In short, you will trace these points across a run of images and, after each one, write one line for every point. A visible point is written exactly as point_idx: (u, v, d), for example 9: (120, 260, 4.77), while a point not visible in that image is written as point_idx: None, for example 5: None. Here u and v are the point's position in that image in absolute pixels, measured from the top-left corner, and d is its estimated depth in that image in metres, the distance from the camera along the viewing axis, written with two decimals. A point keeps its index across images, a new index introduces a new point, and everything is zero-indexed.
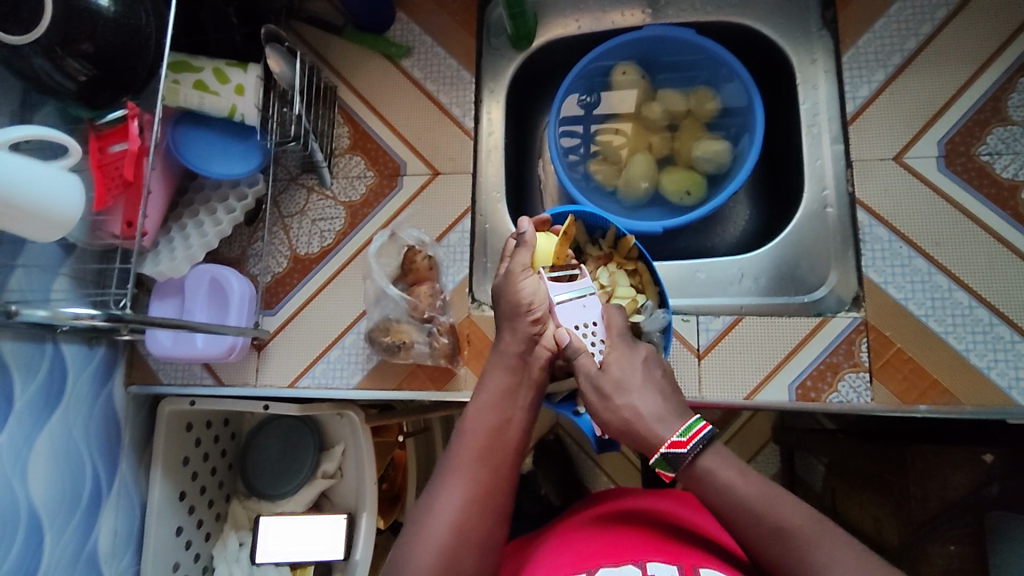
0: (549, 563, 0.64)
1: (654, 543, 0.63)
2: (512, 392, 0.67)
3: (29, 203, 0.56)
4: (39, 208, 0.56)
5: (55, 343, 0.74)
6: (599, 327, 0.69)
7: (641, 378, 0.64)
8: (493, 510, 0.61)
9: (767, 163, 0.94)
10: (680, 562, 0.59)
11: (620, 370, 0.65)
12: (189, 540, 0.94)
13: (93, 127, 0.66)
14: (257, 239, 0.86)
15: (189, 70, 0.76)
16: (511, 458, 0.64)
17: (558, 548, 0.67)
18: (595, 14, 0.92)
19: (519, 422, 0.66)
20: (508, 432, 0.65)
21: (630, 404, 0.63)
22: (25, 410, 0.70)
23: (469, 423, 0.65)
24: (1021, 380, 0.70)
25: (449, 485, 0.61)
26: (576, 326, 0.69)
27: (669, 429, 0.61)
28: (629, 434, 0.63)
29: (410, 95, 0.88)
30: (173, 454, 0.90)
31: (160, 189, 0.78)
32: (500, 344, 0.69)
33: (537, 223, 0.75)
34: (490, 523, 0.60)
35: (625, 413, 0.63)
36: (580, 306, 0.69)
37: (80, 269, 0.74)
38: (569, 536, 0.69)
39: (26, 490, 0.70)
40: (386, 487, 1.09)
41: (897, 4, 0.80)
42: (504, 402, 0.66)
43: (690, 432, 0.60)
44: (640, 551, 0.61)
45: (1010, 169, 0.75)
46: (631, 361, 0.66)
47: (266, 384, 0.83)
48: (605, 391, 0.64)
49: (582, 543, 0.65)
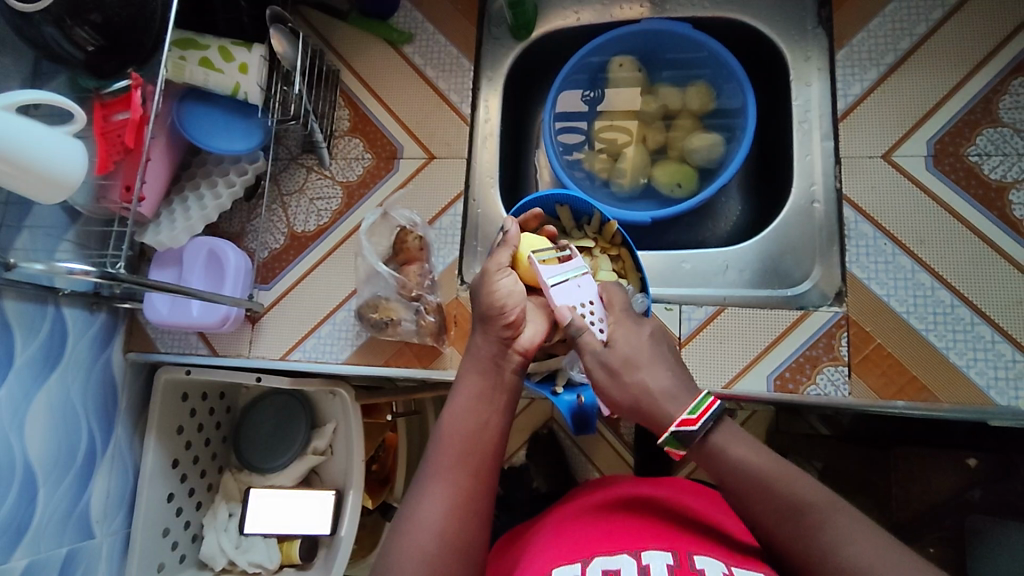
0: (541, 555, 0.62)
1: (648, 530, 0.62)
2: (489, 394, 0.65)
3: (38, 163, 0.58)
4: (45, 171, 0.59)
5: (57, 306, 0.77)
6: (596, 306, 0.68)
7: (651, 353, 0.62)
8: (477, 513, 0.59)
9: (761, 160, 0.95)
10: (676, 549, 0.57)
11: (628, 348, 0.63)
12: (179, 507, 0.96)
13: (98, 97, 0.69)
14: (255, 216, 0.88)
15: (195, 47, 0.78)
16: (491, 461, 0.62)
17: (554, 539, 0.65)
18: (595, 6, 0.93)
19: (496, 426, 0.64)
20: (488, 434, 0.63)
21: (639, 381, 0.60)
22: (24, 367, 0.72)
23: (448, 427, 0.63)
24: (1000, 380, 0.70)
25: (432, 489, 0.59)
26: (575, 306, 0.67)
27: (679, 407, 0.58)
28: (640, 413, 0.60)
29: (410, 80, 0.90)
30: (168, 422, 0.92)
31: (164, 161, 0.80)
32: (473, 346, 0.68)
33: (526, 217, 0.76)
34: (476, 524, 0.58)
35: (633, 392, 0.60)
36: (575, 286, 0.68)
37: (84, 234, 0.76)
38: (566, 526, 0.67)
39: (23, 446, 0.73)
40: (377, 469, 1.11)
41: (893, 4, 0.81)
42: (482, 405, 0.64)
43: (700, 408, 0.57)
44: (637, 540, 0.59)
45: (999, 171, 0.75)
46: (637, 339, 0.64)
47: (258, 356, 0.85)
48: (614, 368, 0.62)
49: (576, 530, 0.65)
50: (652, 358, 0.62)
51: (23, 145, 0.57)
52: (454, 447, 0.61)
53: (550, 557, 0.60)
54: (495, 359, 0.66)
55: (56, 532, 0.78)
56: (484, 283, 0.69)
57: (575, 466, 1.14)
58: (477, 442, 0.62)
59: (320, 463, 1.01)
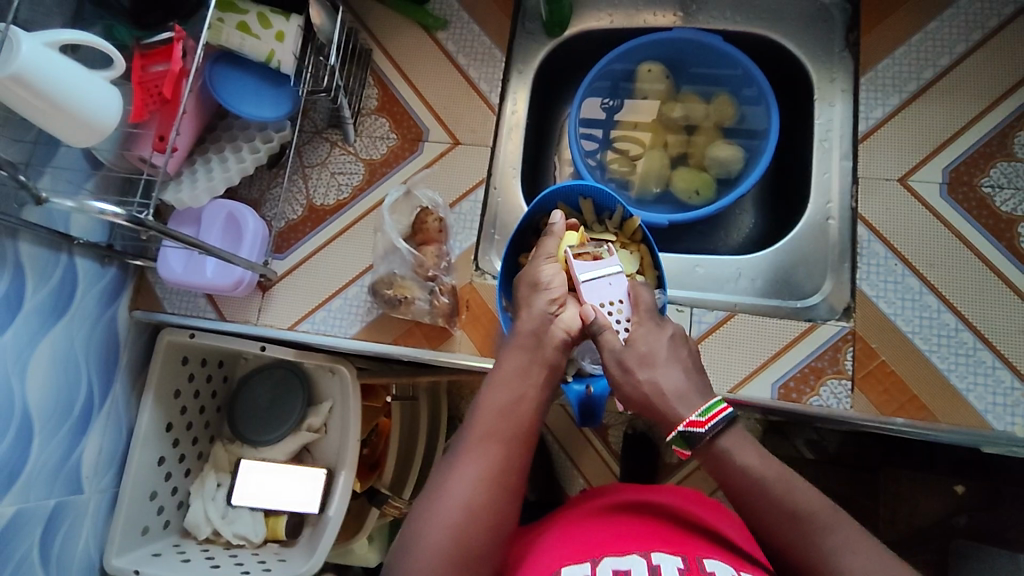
0: (548, 552, 0.63)
1: (656, 535, 0.62)
2: (513, 380, 0.66)
3: (79, 108, 0.59)
4: (85, 114, 0.60)
5: (70, 254, 0.76)
6: (625, 305, 0.71)
7: (666, 353, 0.65)
8: (509, 488, 0.60)
9: (778, 177, 0.97)
10: (685, 553, 0.58)
11: (645, 345, 0.65)
12: (169, 472, 0.95)
13: (139, 45, 0.69)
14: (276, 184, 0.88)
15: (235, 11, 0.79)
16: (516, 436, 0.63)
17: (558, 538, 0.65)
18: (628, 11, 0.95)
19: (519, 412, 0.64)
20: (526, 407, 0.65)
21: (655, 379, 0.63)
22: (33, 312, 0.72)
23: (479, 410, 0.64)
24: (998, 405, 0.72)
25: (458, 469, 0.60)
26: (602, 304, 0.71)
27: (689, 408, 0.61)
28: (651, 409, 0.63)
29: (442, 65, 0.91)
30: (166, 384, 0.91)
31: (193, 119, 0.80)
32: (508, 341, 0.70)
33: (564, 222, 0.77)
34: (505, 502, 0.59)
35: (644, 389, 0.63)
36: (606, 284, 0.72)
37: (103, 182, 0.76)
38: (571, 527, 0.67)
39: (23, 391, 0.72)
40: (367, 453, 1.11)
41: (919, 34, 0.83)
42: (514, 385, 0.65)
43: (710, 412, 0.60)
44: (646, 542, 0.60)
45: (1010, 204, 0.77)
46: (656, 338, 0.66)
47: (266, 324, 0.85)
48: (628, 365, 0.64)
49: (583, 530, 0.65)
50: (668, 358, 0.64)
51: (72, 91, 0.58)
52: (480, 430, 0.62)
53: (561, 554, 0.61)
54: (525, 363, 0.67)
55: (45, 483, 0.76)
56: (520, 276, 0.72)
57: (563, 471, 1.13)
58: (508, 419, 0.63)
59: (313, 440, 1.00)
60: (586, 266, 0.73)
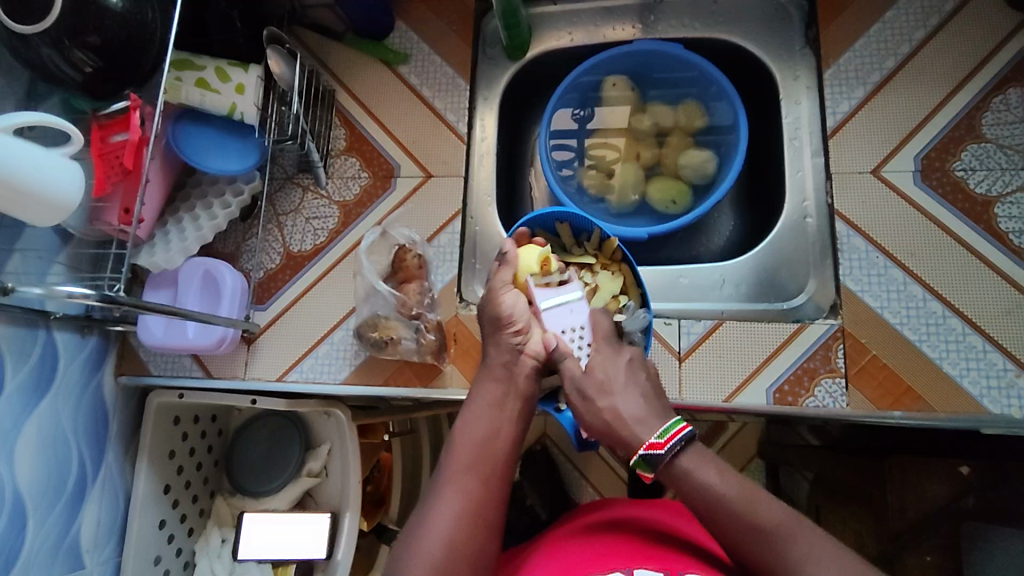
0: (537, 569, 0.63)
1: (639, 547, 0.63)
2: (501, 404, 0.65)
3: (71, 202, 0.62)
4: (63, 194, 0.60)
5: (48, 329, 0.75)
6: (587, 331, 0.70)
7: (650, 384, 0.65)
8: (484, 528, 0.58)
9: (752, 173, 0.97)
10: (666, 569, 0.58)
11: (603, 372, 0.65)
12: (171, 534, 0.94)
13: (96, 118, 0.70)
14: (251, 236, 0.88)
15: (192, 68, 0.78)
16: (504, 466, 0.62)
17: (549, 555, 0.65)
18: (587, 27, 0.95)
19: (507, 435, 0.64)
20: (500, 442, 0.63)
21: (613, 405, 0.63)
22: (15, 394, 0.70)
23: (458, 442, 0.63)
24: (993, 389, 0.72)
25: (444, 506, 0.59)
26: (563, 331, 0.69)
27: (647, 431, 0.61)
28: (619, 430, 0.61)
29: (407, 100, 0.91)
30: (161, 446, 0.90)
31: (160, 180, 0.80)
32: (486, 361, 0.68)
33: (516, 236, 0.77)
34: (485, 538, 0.58)
35: (605, 415, 0.63)
36: (568, 310, 0.70)
37: (75, 256, 0.75)
38: (561, 545, 0.67)
39: (13, 476, 0.70)
40: (372, 488, 1.07)
41: (878, 24, 0.83)
42: (492, 413, 0.64)
43: (668, 433, 0.59)
44: (628, 558, 0.60)
45: (984, 185, 0.77)
46: (614, 364, 0.66)
47: (254, 377, 0.84)
48: (589, 393, 0.64)
49: (571, 548, 0.65)
50: (626, 384, 0.64)
51: (78, 185, 0.62)
52: (459, 466, 0.61)
53: None
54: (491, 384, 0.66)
55: (45, 563, 0.75)
56: (490, 301, 0.69)
57: (571, 486, 1.13)
58: (485, 454, 0.62)
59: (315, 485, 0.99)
60: (547, 293, 0.70)
